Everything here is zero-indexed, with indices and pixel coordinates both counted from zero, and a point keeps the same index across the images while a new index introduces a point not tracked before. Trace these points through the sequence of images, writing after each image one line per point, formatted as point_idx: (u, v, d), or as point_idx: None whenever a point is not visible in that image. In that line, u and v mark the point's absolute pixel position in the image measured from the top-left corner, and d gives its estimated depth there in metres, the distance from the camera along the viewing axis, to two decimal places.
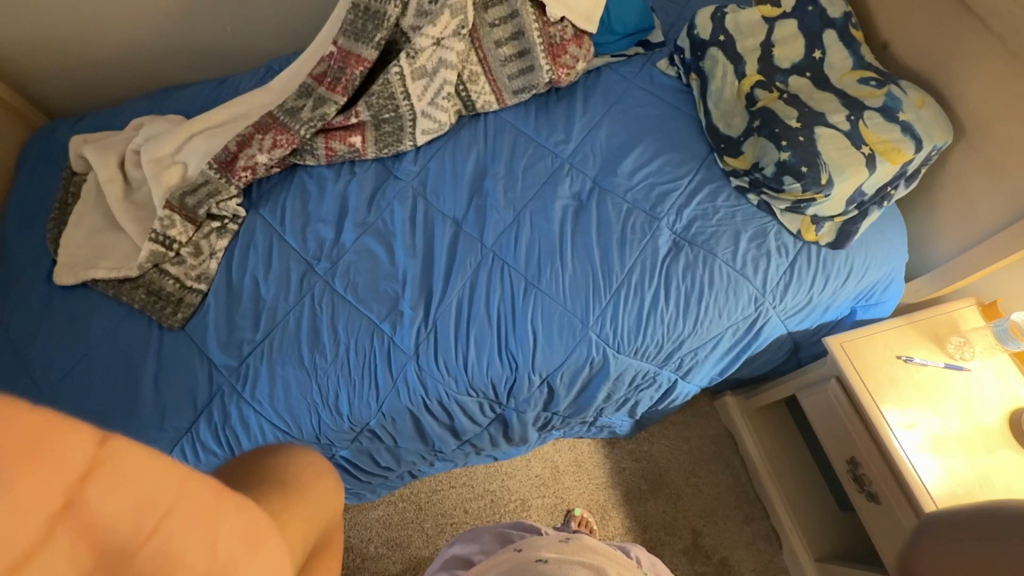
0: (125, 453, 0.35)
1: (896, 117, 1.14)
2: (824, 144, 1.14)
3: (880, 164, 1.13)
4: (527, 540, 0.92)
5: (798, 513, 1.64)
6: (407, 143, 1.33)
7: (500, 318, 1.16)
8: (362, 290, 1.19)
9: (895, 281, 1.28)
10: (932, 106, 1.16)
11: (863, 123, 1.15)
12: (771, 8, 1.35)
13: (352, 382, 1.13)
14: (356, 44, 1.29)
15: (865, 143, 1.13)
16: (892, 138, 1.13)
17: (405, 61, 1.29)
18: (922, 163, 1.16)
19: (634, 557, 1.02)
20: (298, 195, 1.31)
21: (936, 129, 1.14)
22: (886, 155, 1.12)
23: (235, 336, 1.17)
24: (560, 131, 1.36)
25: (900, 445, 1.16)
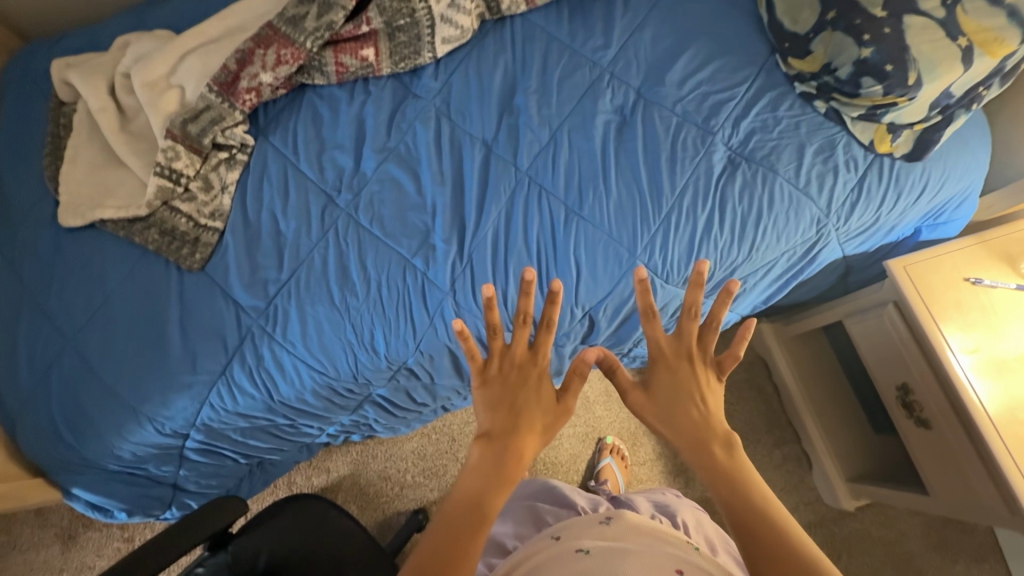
0: (476, 470, 0.61)
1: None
2: (914, 37, 0.97)
3: (977, 60, 0.97)
4: (563, 524, 0.80)
5: (829, 437, 1.66)
6: (426, 55, 1.18)
7: (541, 250, 1.07)
8: (389, 224, 1.11)
9: (971, 198, 1.16)
10: None
11: (962, 8, 0.96)
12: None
13: (387, 320, 1.07)
14: None
15: (963, 33, 0.96)
16: (997, 26, 0.95)
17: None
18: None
19: (680, 523, 1.00)
20: (309, 119, 1.19)
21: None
22: (985, 47, 0.96)
23: (259, 275, 1.10)
24: (598, 35, 1.19)
25: (959, 368, 1.10)
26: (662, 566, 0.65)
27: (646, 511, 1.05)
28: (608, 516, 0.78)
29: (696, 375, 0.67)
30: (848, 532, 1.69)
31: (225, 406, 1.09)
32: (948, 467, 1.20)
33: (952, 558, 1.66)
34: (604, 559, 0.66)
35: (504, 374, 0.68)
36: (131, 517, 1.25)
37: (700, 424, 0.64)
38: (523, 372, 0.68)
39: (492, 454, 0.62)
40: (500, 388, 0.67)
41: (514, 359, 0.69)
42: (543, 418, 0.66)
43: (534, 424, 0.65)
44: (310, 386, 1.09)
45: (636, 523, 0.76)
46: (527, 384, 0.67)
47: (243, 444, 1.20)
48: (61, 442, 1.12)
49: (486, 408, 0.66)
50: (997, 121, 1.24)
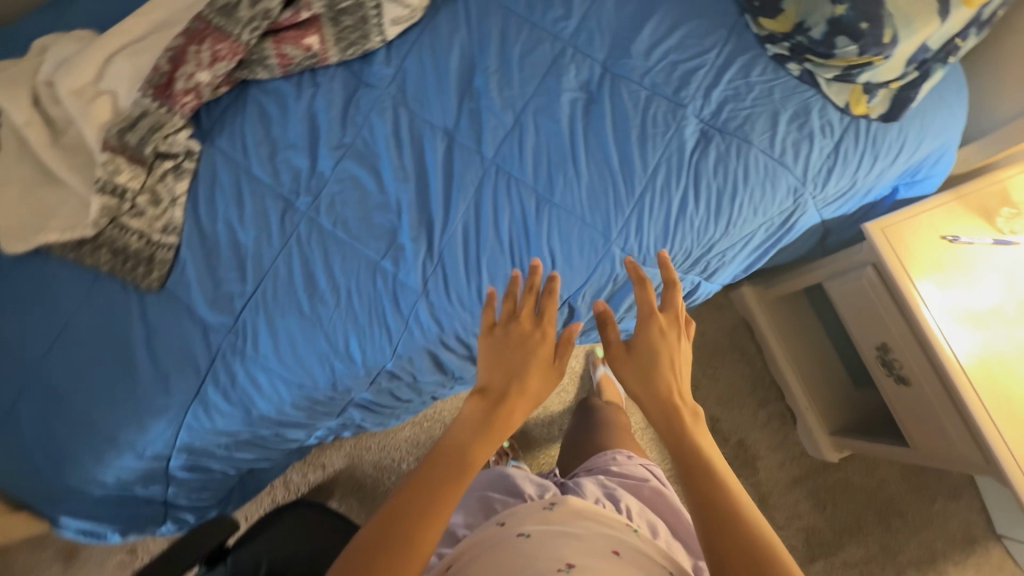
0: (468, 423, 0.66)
1: None
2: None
3: (955, 12, 0.92)
4: (509, 510, 0.83)
5: (813, 395, 1.69)
6: (375, 39, 1.11)
7: (513, 242, 1.04)
8: (354, 225, 1.06)
9: (949, 152, 1.11)
10: None
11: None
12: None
13: (360, 327, 1.03)
14: None
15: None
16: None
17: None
18: (999, 6, 0.95)
19: (622, 509, 0.94)
20: (257, 118, 1.12)
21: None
22: None
23: (224, 289, 1.05)
24: (558, 5, 1.12)
25: (937, 327, 1.11)
26: (599, 548, 0.71)
27: (592, 495, 0.96)
28: (553, 501, 0.81)
29: (673, 342, 0.72)
30: (833, 482, 1.75)
31: (203, 427, 1.05)
32: (920, 420, 1.25)
33: (931, 497, 1.74)
34: (543, 541, 0.70)
35: (508, 335, 0.74)
36: (126, 537, 1.24)
37: (671, 394, 0.69)
38: (526, 334, 0.74)
39: (489, 410, 0.67)
40: (503, 348, 0.73)
41: (518, 320, 0.76)
42: (540, 381, 0.72)
43: (530, 389, 0.70)
44: (289, 399, 1.05)
45: (580, 509, 0.80)
46: (529, 346, 0.73)
47: (229, 459, 1.18)
48: (38, 478, 1.08)
49: (489, 365, 0.72)
50: (972, 68, 1.21)
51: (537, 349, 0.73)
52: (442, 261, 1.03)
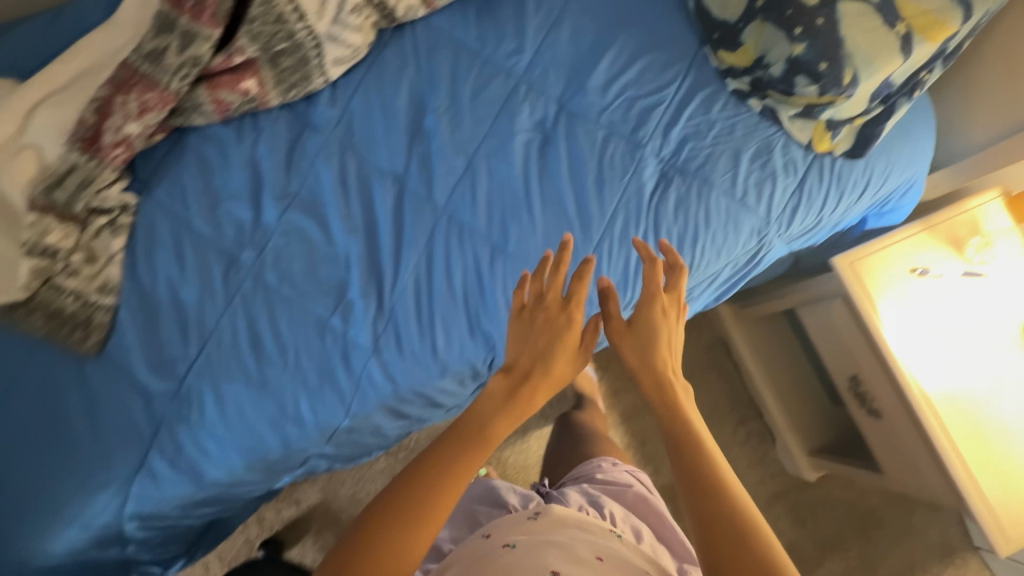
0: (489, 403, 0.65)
1: None
2: (850, 30, 0.87)
3: (917, 48, 0.87)
4: (494, 521, 0.81)
5: (793, 417, 1.67)
6: (318, 80, 1.05)
7: (467, 295, 1.00)
8: (301, 280, 1.02)
9: (917, 185, 1.08)
10: None
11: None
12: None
13: (311, 391, 0.99)
14: None
15: (900, 18, 0.86)
16: (937, 7, 0.86)
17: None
18: (966, 38, 0.91)
19: (606, 514, 0.94)
20: (196, 167, 1.06)
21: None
22: (925, 33, 0.86)
23: (167, 353, 1.01)
24: (510, 37, 1.06)
25: (907, 366, 1.08)
26: (583, 556, 0.71)
27: (575, 503, 0.96)
28: (536, 511, 0.80)
29: (674, 322, 0.73)
30: (812, 498, 1.74)
31: (150, 499, 1.00)
32: (893, 453, 1.23)
33: (910, 509, 1.75)
34: (527, 551, 0.70)
35: (535, 316, 0.70)
36: None
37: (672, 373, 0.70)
38: (552, 317, 0.70)
39: (509, 390, 0.66)
40: (528, 329, 0.70)
41: (546, 304, 0.70)
42: (565, 363, 0.69)
43: (555, 372, 0.67)
44: (241, 464, 1.01)
45: (566, 516, 0.79)
46: (558, 330, 0.69)
47: (187, 523, 1.11)
48: None
49: (513, 344, 0.70)
50: (937, 92, 1.18)
51: (564, 333, 0.69)
52: (394, 318, 1.00)
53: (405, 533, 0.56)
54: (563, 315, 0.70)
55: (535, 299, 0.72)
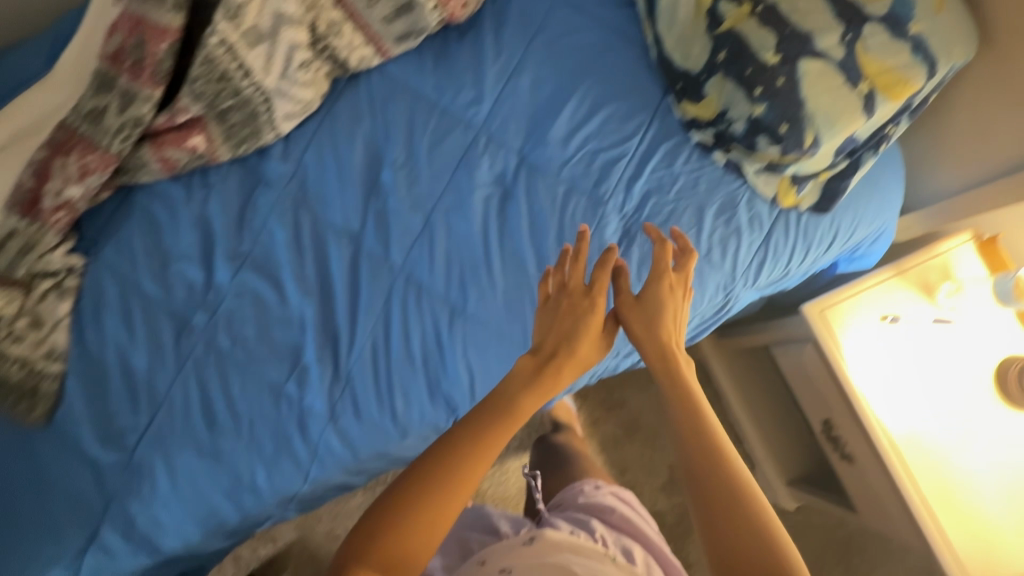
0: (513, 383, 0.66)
1: (905, 32, 0.85)
2: (811, 89, 0.86)
3: (880, 107, 0.86)
4: (488, 548, 0.83)
5: (771, 449, 1.64)
6: (269, 134, 1.00)
7: (426, 358, 0.98)
8: (253, 344, 0.99)
9: (887, 232, 1.06)
10: (954, 6, 0.86)
11: (862, 46, 0.86)
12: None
13: (267, 459, 0.97)
14: (150, 7, 0.86)
15: (863, 77, 0.86)
16: (900, 64, 0.85)
17: (224, 26, 0.88)
18: (932, 93, 0.89)
19: (596, 537, 0.92)
20: (144, 226, 1.02)
21: (957, 46, 0.85)
22: (888, 92, 0.85)
23: (116, 424, 0.98)
24: (469, 85, 1.02)
25: (876, 416, 1.07)
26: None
27: (566, 526, 0.93)
28: (532, 536, 0.80)
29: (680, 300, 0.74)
30: (791, 526, 1.74)
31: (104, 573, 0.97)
32: (869, 498, 1.21)
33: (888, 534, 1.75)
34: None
35: (558, 303, 0.70)
36: None
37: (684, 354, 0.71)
38: (575, 303, 0.70)
39: (535, 370, 0.67)
40: (554, 317, 0.70)
41: (569, 292, 0.71)
42: (590, 348, 0.69)
43: (579, 353, 0.68)
44: (198, 533, 0.99)
45: (564, 539, 0.80)
46: (582, 319, 0.69)
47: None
48: None
49: (539, 328, 0.70)
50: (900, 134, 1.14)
51: (585, 321, 0.69)
52: (351, 383, 0.98)
53: (436, 502, 0.59)
54: (586, 303, 0.70)
55: (558, 284, 0.72)
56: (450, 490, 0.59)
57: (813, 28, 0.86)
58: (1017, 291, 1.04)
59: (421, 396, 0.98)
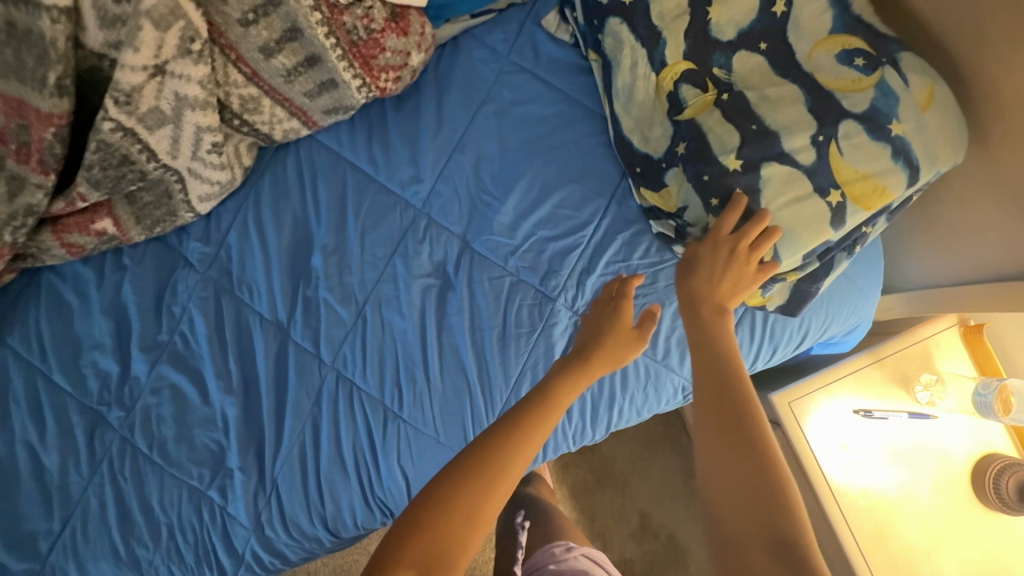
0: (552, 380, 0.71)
1: (886, 133, 0.79)
2: (774, 196, 0.80)
3: (851, 214, 0.80)
4: None
5: None
6: (186, 214, 0.91)
7: (359, 463, 0.91)
8: (173, 449, 0.91)
9: (863, 324, 0.98)
10: (943, 103, 0.79)
11: (836, 147, 0.79)
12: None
13: (188, 568, 0.91)
14: (26, 91, 0.76)
15: (835, 185, 0.79)
16: (878, 168, 0.79)
17: (117, 111, 0.78)
18: (914, 194, 0.83)
19: None
20: (54, 310, 0.94)
21: (943, 148, 0.78)
22: (861, 200, 0.79)
23: (25, 529, 0.90)
24: (407, 160, 0.93)
25: (839, 502, 1.00)
26: None
27: None
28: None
29: (720, 262, 0.77)
30: None
31: None
32: None
33: None
34: None
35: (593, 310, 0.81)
36: None
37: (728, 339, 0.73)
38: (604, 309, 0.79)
39: (570, 363, 0.73)
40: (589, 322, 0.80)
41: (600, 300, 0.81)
42: (620, 346, 0.76)
43: (610, 348, 0.75)
44: None
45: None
46: (612, 317, 0.77)
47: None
48: None
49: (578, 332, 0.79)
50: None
51: (614, 320, 0.77)
52: (276, 488, 0.91)
53: (477, 494, 0.58)
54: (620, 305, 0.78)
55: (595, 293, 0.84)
56: (486, 478, 0.59)
57: (786, 124, 0.81)
58: (999, 406, 0.97)
59: (352, 502, 0.92)
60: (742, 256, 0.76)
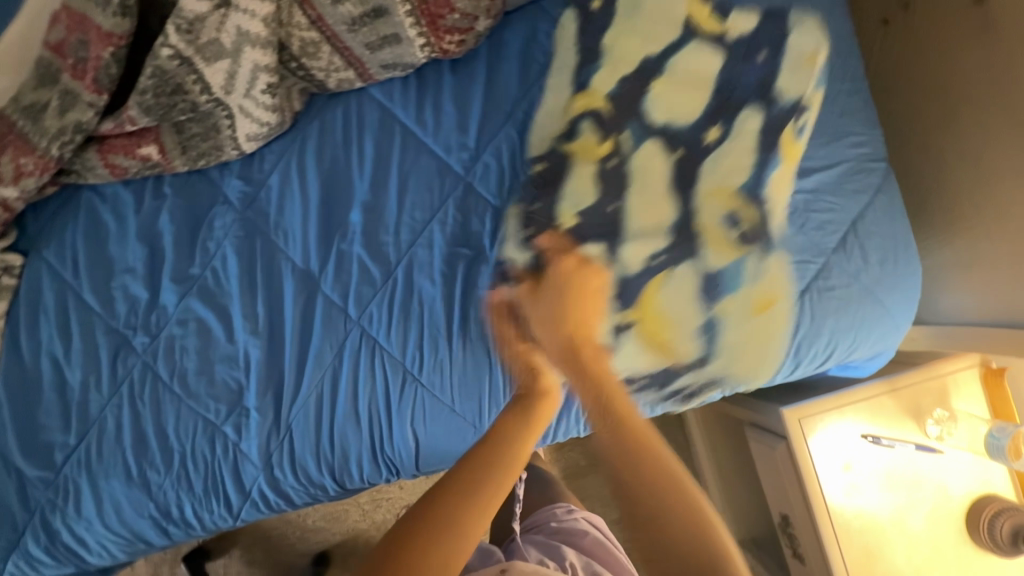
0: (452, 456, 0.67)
1: (729, 309, 0.90)
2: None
3: (659, 349, 0.90)
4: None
5: (751, 515, 1.36)
6: (230, 151, 0.91)
7: (372, 420, 0.93)
8: (193, 382, 0.93)
9: (886, 352, 0.98)
10: (771, 318, 0.90)
11: (662, 278, 0.90)
12: (713, 20, 0.92)
13: (197, 496, 0.93)
14: (93, 9, 0.81)
15: (638, 307, 0.89)
16: (681, 322, 0.89)
17: (178, 38, 0.82)
18: (692, 386, 0.93)
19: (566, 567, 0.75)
20: (89, 229, 0.95)
21: (750, 353, 0.91)
22: (647, 339, 0.89)
23: (42, 438, 0.93)
24: (456, 126, 0.92)
25: (832, 516, 1.02)
26: None
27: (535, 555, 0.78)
28: (506, 568, 0.66)
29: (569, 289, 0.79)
30: None
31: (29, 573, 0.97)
32: None
33: None
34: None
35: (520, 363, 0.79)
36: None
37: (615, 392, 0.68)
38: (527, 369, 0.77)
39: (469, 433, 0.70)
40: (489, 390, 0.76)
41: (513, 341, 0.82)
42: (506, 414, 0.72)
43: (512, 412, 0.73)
44: (121, 552, 0.98)
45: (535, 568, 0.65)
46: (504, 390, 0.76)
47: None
48: None
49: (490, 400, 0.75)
50: (925, 241, 1.06)
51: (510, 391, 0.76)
52: (289, 432, 0.93)
53: None
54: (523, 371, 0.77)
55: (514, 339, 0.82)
56: None
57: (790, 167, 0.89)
58: (1010, 451, 0.97)
59: (361, 457, 0.94)
60: (585, 273, 0.82)
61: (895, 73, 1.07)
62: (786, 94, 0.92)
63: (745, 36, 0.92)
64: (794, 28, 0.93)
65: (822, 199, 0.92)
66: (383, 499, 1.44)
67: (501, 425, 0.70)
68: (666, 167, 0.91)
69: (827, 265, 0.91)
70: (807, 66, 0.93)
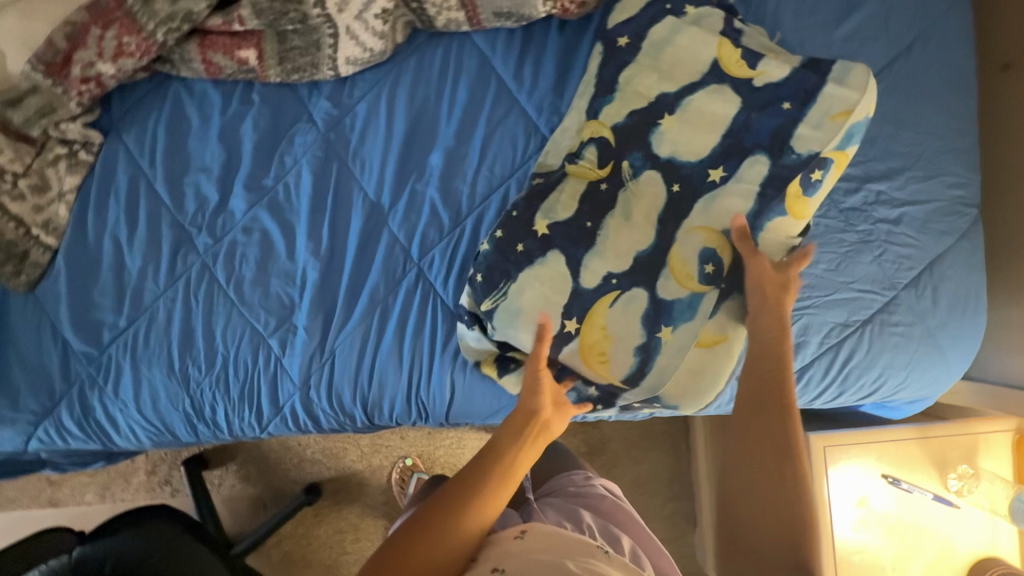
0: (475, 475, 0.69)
1: (654, 329, 0.84)
2: (531, 275, 0.85)
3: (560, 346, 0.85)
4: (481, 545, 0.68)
5: None
6: (325, 71, 0.91)
7: (414, 361, 0.93)
8: (248, 290, 0.94)
9: (926, 398, 0.98)
10: (714, 354, 0.84)
11: (613, 297, 0.85)
12: (743, 67, 0.86)
13: (231, 400, 0.95)
14: None
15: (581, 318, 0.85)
16: (623, 339, 0.84)
17: None
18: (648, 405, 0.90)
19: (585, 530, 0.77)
20: (171, 121, 0.95)
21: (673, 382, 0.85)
22: (609, 354, 0.85)
23: (92, 316, 0.95)
24: (551, 91, 0.93)
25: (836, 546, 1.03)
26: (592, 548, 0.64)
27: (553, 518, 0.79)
28: (524, 529, 0.67)
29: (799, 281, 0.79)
30: None
31: (54, 445, 0.99)
32: None
33: None
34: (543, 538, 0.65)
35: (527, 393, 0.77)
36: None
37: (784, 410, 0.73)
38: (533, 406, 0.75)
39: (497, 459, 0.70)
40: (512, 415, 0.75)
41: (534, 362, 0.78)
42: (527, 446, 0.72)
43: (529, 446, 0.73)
44: (146, 441, 1.01)
45: (555, 532, 0.66)
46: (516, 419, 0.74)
47: (81, 467, 1.12)
48: None
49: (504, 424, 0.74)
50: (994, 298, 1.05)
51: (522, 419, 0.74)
52: (332, 357, 0.94)
53: None
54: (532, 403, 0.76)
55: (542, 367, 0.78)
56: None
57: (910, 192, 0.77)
58: None
59: (395, 394, 0.95)
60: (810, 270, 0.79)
61: (998, 123, 1.05)
62: (801, 145, 0.82)
63: (776, 85, 0.85)
64: (833, 78, 0.83)
65: (904, 232, 0.90)
66: (383, 445, 1.45)
67: (522, 455, 0.71)
68: (661, 197, 0.86)
69: (894, 300, 0.90)
70: (836, 123, 0.81)
